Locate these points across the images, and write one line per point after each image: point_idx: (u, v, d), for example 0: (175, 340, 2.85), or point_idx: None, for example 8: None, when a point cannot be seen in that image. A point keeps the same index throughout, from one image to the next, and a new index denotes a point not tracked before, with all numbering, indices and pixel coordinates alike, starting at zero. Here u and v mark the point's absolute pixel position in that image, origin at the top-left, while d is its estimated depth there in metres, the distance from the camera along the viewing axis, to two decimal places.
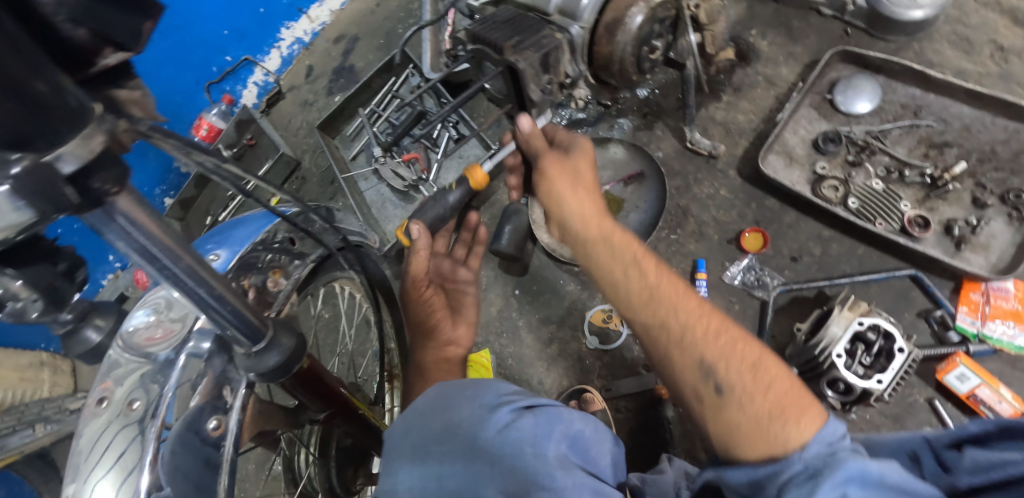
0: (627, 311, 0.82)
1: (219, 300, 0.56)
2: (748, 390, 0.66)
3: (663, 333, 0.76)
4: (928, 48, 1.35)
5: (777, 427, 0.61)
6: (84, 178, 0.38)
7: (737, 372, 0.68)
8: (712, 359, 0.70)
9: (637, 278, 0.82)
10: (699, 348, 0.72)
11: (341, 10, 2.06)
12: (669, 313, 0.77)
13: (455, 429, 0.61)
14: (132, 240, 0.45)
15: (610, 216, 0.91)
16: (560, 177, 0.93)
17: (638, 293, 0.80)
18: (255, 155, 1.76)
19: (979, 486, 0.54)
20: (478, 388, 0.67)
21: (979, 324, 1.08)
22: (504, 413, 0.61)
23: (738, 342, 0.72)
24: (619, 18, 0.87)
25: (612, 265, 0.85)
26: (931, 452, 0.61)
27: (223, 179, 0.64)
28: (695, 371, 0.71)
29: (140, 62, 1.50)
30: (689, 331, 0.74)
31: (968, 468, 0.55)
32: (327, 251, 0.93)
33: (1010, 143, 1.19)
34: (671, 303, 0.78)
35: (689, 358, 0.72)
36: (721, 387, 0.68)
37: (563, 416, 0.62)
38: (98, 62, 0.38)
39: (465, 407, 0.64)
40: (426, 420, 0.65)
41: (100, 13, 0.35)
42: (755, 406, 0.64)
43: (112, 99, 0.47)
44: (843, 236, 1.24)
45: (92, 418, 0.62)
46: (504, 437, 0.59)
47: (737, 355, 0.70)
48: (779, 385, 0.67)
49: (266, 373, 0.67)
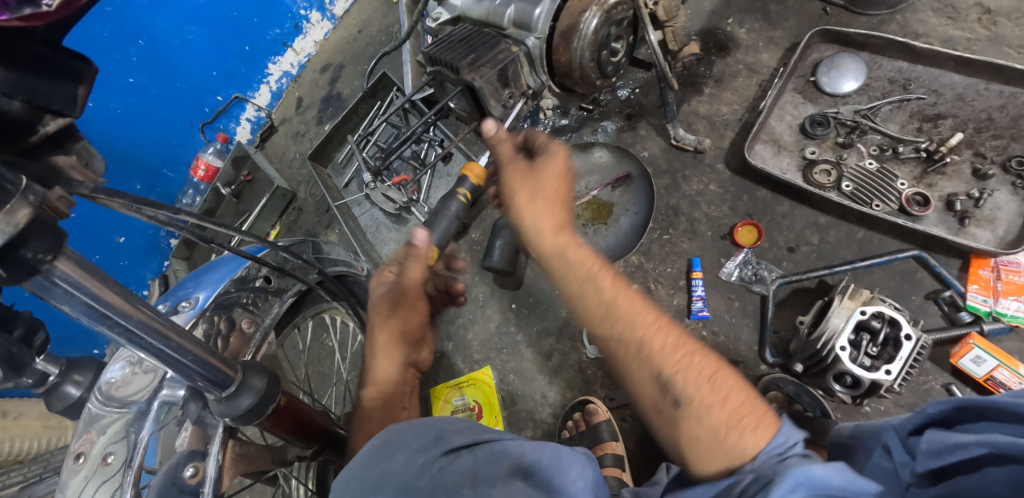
0: (584, 321, 0.79)
1: (180, 351, 0.55)
2: (706, 402, 0.66)
3: (622, 347, 0.74)
4: (911, 19, 1.30)
5: (734, 437, 0.63)
6: (14, 248, 0.39)
7: (694, 384, 0.68)
8: (671, 373, 0.69)
9: (591, 291, 0.77)
10: (657, 362, 0.70)
11: (325, 40, 2.06)
12: (626, 327, 0.74)
13: (388, 479, 0.57)
14: (77, 302, 0.45)
15: (570, 232, 0.82)
16: (521, 189, 0.83)
17: (595, 306, 0.76)
18: (253, 190, 1.81)
19: (936, 470, 0.55)
20: (418, 430, 0.63)
21: (992, 302, 1.03)
22: (438, 456, 0.58)
23: (694, 353, 0.71)
24: (572, 24, 0.86)
25: (565, 279, 0.80)
26: (899, 438, 0.61)
27: (183, 230, 0.65)
28: (652, 384, 0.70)
29: (129, 110, 1.51)
30: (647, 345, 0.72)
31: (926, 451, 0.56)
32: (307, 286, 0.92)
33: (1007, 108, 1.13)
34: (627, 318, 0.74)
35: (647, 372, 0.71)
36: (680, 400, 0.68)
37: (511, 450, 0.60)
38: (38, 130, 0.45)
39: (401, 452, 0.60)
40: (362, 469, 0.60)
41: (31, 84, 0.42)
42: (712, 418, 0.65)
43: (52, 166, 0.48)
44: (841, 221, 1.19)
45: (73, 475, 0.63)
46: (436, 480, 0.56)
47: (695, 366, 0.69)
48: (735, 394, 0.67)
49: (240, 418, 0.64)
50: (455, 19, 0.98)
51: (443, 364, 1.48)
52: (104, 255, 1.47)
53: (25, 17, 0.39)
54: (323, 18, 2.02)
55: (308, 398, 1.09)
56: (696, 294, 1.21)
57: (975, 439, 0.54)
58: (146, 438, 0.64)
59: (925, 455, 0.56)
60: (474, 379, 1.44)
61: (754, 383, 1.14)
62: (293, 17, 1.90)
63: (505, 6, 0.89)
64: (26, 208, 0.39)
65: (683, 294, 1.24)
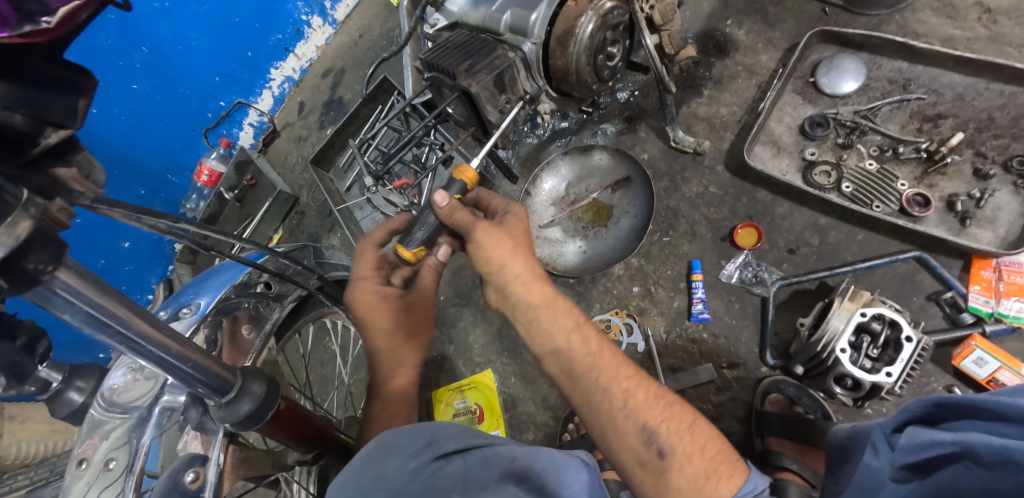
0: (567, 376, 0.81)
1: (181, 358, 0.55)
2: (687, 452, 0.71)
3: (606, 401, 0.76)
4: (911, 18, 1.30)
5: (711, 487, 0.68)
6: (16, 260, 0.39)
7: (676, 434, 0.73)
8: (655, 424, 0.73)
9: (578, 345, 0.81)
10: (643, 413, 0.74)
11: (326, 45, 2.07)
12: (610, 380, 0.77)
13: (380, 483, 0.58)
14: (78, 311, 0.46)
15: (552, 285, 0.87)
16: (497, 247, 0.85)
17: (581, 359, 0.80)
18: (256, 195, 1.78)
19: (914, 464, 0.58)
20: (412, 434, 0.63)
21: (994, 302, 1.02)
22: (429, 461, 0.59)
23: (673, 404, 0.76)
24: (568, 29, 0.87)
25: (553, 331, 0.82)
26: (884, 436, 0.63)
27: (183, 238, 0.65)
28: (638, 436, 0.73)
29: (132, 117, 1.52)
30: (631, 397, 0.76)
31: (905, 447, 0.59)
32: (306, 291, 0.92)
33: (1009, 107, 1.12)
34: (611, 372, 0.78)
35: (631, 424, 0.74)
36: (664, 451, 0.72)
37: (502, 455, 0.60)
38: (40, 142, 0.45)
39: (395, 457, 0.60)
40: (357, 472, 0.60)
41: (33, 97, 0.43)
42: (693, 466, 0.70)
43: (54, 177, 0.49)
44: (841, 222, 1.19)
45: (75, 481, 0.64)
46: (425, 485, 0.57)
47: (676, 417, 0.75)
48: (710, 444, 0.73)
49: (240, 423, 0.65)
50: (452, 25, 0.99)
51: (444, 367, 1.48)
52: (110, 259, 1.49)
53: (25, 33, 0.39)
54: (324, 23, 2.02)
55: (310, 402, 1.11)
56: (697, 296, 1.21)
57: (952, 438, 0.54)
58: (148, 443, 0.65)
59: (904, 450, 0.59)
60: (476, 382, 1.44)
61: (755, 385, 1.14)
62: (294, 22, 1.91)
63: (502, 12, 0.90)
64: (27, 220, 0.39)
65: (683, 297, 1.24)
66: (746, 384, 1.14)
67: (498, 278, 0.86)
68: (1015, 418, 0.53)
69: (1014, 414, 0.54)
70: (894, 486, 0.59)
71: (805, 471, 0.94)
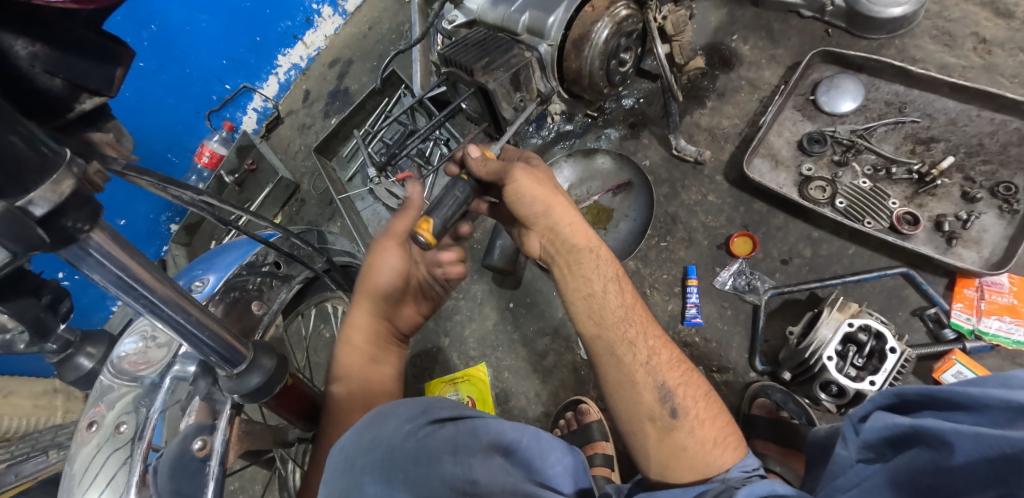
0: (594, 322, 0.83)
1: (198, 325, 0.57)
2: (700, 417, 0.75)
3: (631, 354, 0.79)
4: (910, 44, 1.35)
5: (716, 453, 0.72)
6: (57, 217, 0.40)
7: (690, 398, 0.76)
8: (673, 385, 0.77)
9: (614, 295, 0.84)
10: (664, 373, 0.78)
11: (335, 35, 2.09)
12: (638, 336, 0.81)
13: (376, 443, 0.57)
14: (108, 272, 0.46)
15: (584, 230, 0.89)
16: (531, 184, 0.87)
17: (614, 309, 0.83)
18: (257, 180, 1.81)
19: (877, 445, 0.60)
20: (404, 404, 0.64)
21: (975, 320, 1.07)
22: (424, 424, 0.60)
23: (692, 371, 0.81)
24: (584, 34, 0.91)
25: (592, 277, 0.85)
26: (852, 426, 0.66)
27: (202, 210, 0.67)
28: (653, 394, 0.76)
29: (132, 93, 1.50)
30: (655, 355, 0.79)
31: (876, 427, 0.61)
32: (313, 273, 0.95)
33: (997, 135, 1.18)
34: (641, 326, 0.82)
35: (650, 381, 0.77)
36: (677, 411, 0.75)
37: (490, 429, 0.64)
38: (75, 107, 0.45)
39: (391, 421, 0.60)
40: (356, 435, 0.59)
41: (72, 63, 0.42)
42: (703, 432, 0.74)
43: (88, 142, 0.49)
44: (833, 236, 1.23)
45: (84, 443, 0.64)
46: (420, 445, 0.57)
47: (694, 383, 0.79)
48: (720, 416, 0.78)
49: (249, 395, 0.67)
50: (469, 22, 1.02)
51: (439, 359, 1.50)
52: None
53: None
54: (334, 13, 2.05)
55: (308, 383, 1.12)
56: (691, 300, 1.24)
57: (907, 421, 0.57)
58: (155, 417, 0.66)
59: (868, 430, 0.61)
60: (470, 375, 1.46)
61: (743, 389, 1.17)
62: (305, 10, 1.93)
63: (520, 13, 0.93)
64: (70, 179, 0.39)
65: (677, 301, 1.27)
66: (735, 388, 1.18)
67: (540, 221, 0.89)
68: (967, 406, 0.57)
69: (967, 403, 0.57)
70: (861, 466, 0.61)
71: (789, 473, 0.98)
